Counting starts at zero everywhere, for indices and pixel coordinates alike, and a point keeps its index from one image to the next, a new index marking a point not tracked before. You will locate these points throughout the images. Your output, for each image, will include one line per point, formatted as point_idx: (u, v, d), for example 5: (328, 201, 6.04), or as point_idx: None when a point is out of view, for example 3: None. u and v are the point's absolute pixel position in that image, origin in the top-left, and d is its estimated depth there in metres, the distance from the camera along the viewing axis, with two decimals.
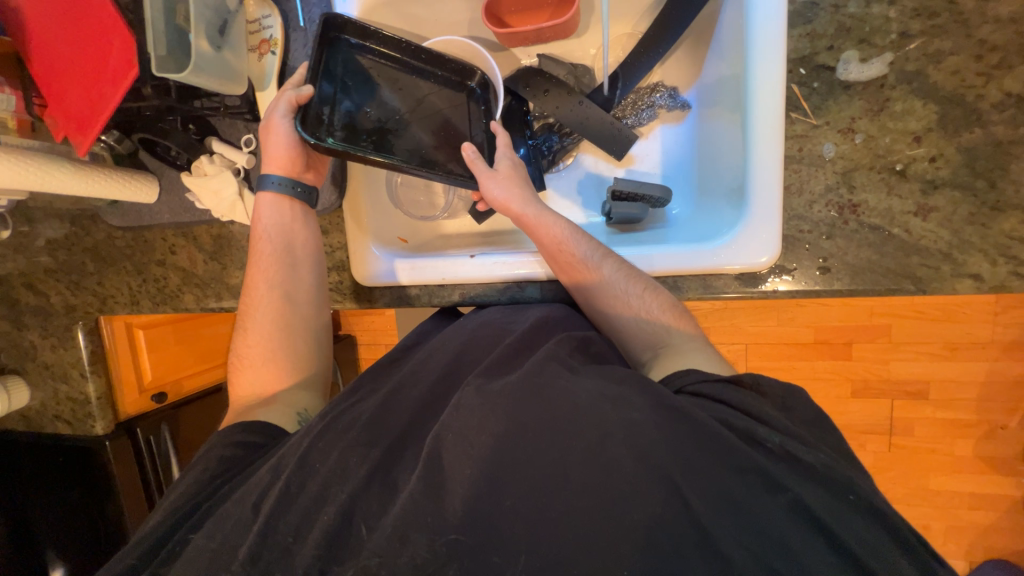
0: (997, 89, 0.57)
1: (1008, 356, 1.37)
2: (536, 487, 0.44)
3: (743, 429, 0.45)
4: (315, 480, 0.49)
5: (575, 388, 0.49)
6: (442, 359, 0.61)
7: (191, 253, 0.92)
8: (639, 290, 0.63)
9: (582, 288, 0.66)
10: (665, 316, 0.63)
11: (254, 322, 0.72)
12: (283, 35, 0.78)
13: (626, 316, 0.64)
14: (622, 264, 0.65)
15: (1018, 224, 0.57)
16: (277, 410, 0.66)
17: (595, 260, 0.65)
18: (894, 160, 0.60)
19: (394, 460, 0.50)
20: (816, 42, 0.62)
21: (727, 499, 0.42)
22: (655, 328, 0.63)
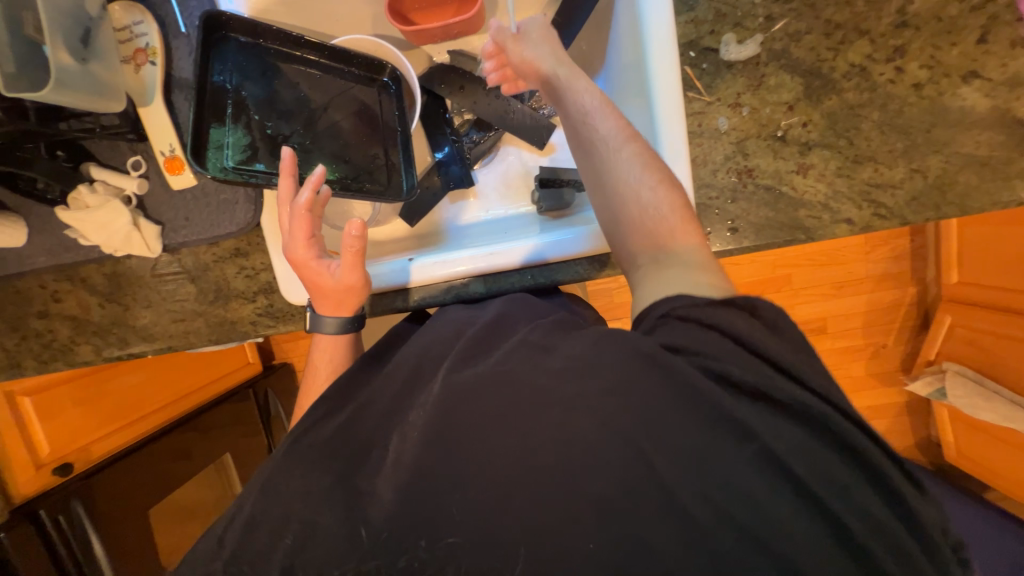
0: (845, 61, 0.67)
1: (882, 287, 1.64)
2: (502, 474, 0.42)
3: (721, 372, 0.42)
4: (283, 515, 0.46)
5: (541, 368, 0.46)
6: (404, 365, 0.57)
7: (81, 298, 0.80)
8: (654, 183, 0.54)
9: (595, 168, 0.57)
10: (680, 219, 0.54)
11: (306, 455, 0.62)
12: (163, 43, 0.71)
13: (634, 209, 0.54)
14: (646, 151, 0.56)
15: (873, 173, 0.68)
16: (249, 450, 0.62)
17: (614, 142, 0.56)
18: (775, 128, 0.68)
19: (358, 473, 0.47)
20: (699, 28, 0.69)
21: (694, 454, 0.40)
22: (662, 228, 0.53)
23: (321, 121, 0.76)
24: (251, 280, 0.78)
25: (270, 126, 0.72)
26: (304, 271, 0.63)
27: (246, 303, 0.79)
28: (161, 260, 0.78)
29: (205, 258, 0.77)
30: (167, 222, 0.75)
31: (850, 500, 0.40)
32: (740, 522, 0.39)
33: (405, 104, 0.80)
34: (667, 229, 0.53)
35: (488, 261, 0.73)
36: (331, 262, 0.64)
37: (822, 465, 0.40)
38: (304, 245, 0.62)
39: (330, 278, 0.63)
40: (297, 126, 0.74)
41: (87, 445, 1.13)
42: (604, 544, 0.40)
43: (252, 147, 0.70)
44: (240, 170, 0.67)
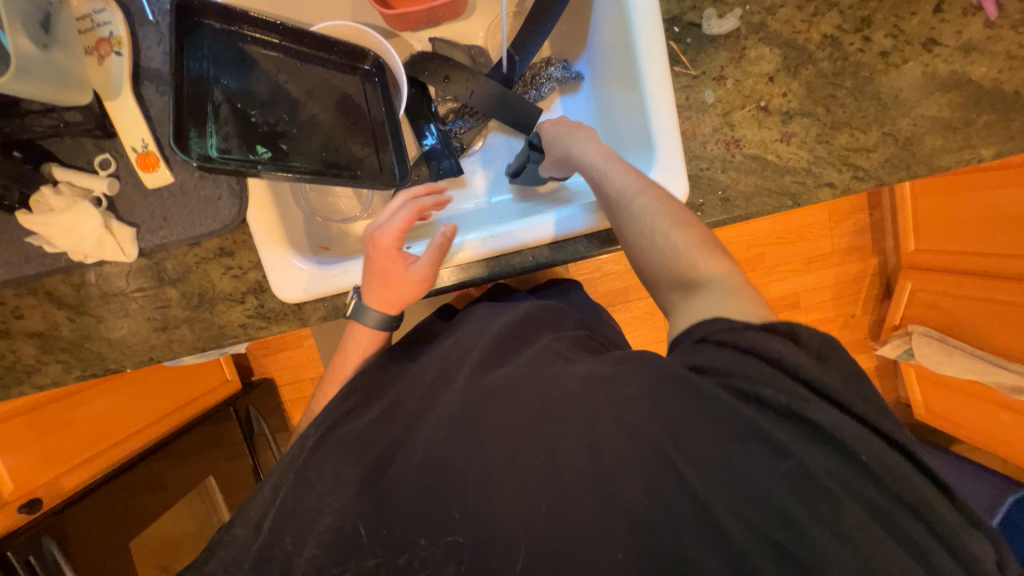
0: (818, 32, 0.70)
1: (848, 260, 1.76)
2: (528, 486, 0.44)
3: (752, 391, 0.44)
4: (314, 502, 0.49)
5: (577, 380, 0.49)
6: (432, 365, 0.59)
7: (47, 312, 0.74)
8: (666, 225, 0.59)
9: (614, 220, 0.63)
10: (703, 255, 0.58)
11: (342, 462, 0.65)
12: (128, 31, 0.66)
13: (652, 253, 0.60)
14: (657, 197, 0.61)
15: (850, 138, 0.72)
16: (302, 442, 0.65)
17: (627, 196, 0.62)
18: (759, 99, 0.71)
19: (388, 471, 0.49)
20: (681, 4, 0.70)
21: (722, 455, 0.42)
22: (687, 265, 0.57)
23: (305, 109, 0.75)
24: (239, 280, 0.74)
25: (255, 115, 0.70)
26: (382, 255, 0.67)
27: (234, 306, 0.75)
28: (137, 266, 0.72)
29: (187, 261, 0.73)
30: (142, 224, 0.70)
31: (861, 497, 0.41)
32: (782, 545, 0.40)
33: (389, 93, 0.80)
34: (698, 268, 0.57)
35: (488, 243, 0.74)
36: (412, 259, 0.68)
37: (848, 438, 0.42)
38: (395, 233, 0.67)
39: (403, 268, 0.67)
40: (284, 115, 0.72)
41: (55, 477, 1.04)
42: (630, 560, 0.41)
43: (241, 138, 0.68)
44: (227, 158, 0.65)
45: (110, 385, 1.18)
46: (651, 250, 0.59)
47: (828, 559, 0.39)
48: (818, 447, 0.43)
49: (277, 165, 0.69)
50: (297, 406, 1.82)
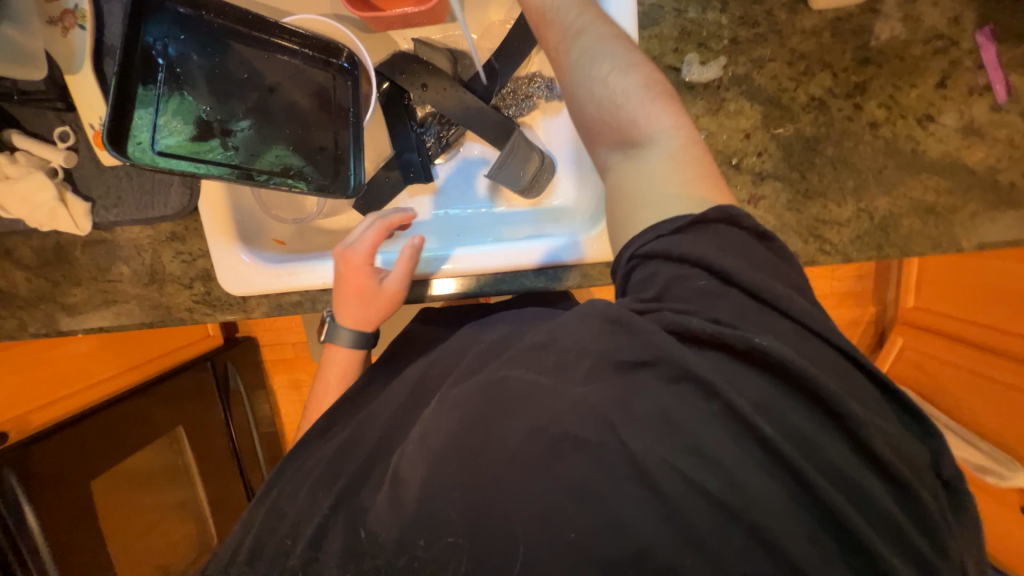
0: (806, 92, 0.66)
1: (843, 304, 1.72)
2: (485, 463, 0.43)
3: (681, 324, 0.41)
4: (298, 514, 0.54)
5: (521, 374, 0.45)
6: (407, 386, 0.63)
7: (8, 270, 0.76)
8: (611, 71, 0.52)
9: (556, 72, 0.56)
10: (649, 105, 0.50)
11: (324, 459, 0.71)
12: (93, 6, 0.66)
13: (590, 106, 0.53)
14: (607, 35, 0.55)
15: (822, 209, 0.68)
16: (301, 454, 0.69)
17: (571, 33, 0.55)
18: (731, 155, 0.67)
19: (362, 490, 0.52)
20: (664, 43, 0.66)
21: (663, 418, 0.40)
22: (628, 114, 0.50)
23: (269, 104, 0.71)
24: (188, 266, 0.75)
25: (206, 112, 0.66)
26: (361, 278, 0.68)
27: (183, 290, 0.76)
28: (92, 239, 0.74)
29: (140, 240, 0.74)
30: (97, 199, 0.71)
31: (824, 458, 0.39)
32: (736, 512, 0.38)
33: (359, 98, 0.78)
34: (637, 116, 0.50)
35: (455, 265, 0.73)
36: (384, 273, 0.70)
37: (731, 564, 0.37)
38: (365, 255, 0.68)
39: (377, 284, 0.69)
40: (238, 112, 0.68)
41: (25, 414, 1.11)
42: (586, 536, 0.40)
43: (187, 135, 0.64)
44: (175, 156, 0.63)
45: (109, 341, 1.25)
46: (587, 96, 0.52)
47: (792, 541, 0.37)
48: (781, 394, 0.40)
49: (229, 165, 0.66)
50: (278, 367, 1.88)
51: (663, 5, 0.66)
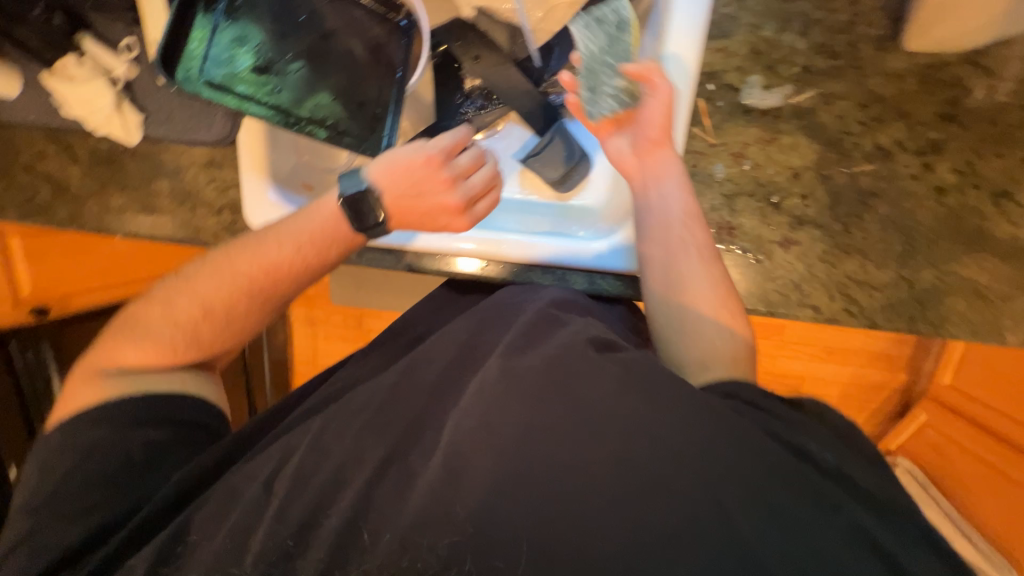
0: (872, 140, 0.60)
1: (872, 365, 1.60)
2: (562, 483, 0.40)
3: (800, 445, 0.43)
4: (334, 466, 0.47)
5: (602, 382, 0.44)
6: (456, 341, 0.57)
7: (64, 163, 0.81)
8: (717, 306, 0.58)
9: (669, 279, 0.60)
10: (724, 317, 0.58)
11: (171, 309, 0.63)
12: None
13: (684, 321, 0.59)
14: (719, 275, 0.60)
15: (857, 269, 0.63)
16: (171, 309, 0.63)
17: (694, 262, 0.59)
18: (772, 192, 0.63)
19: (413, 450, 0.46)
20: (728, 60, 0.62)
21: (766, 501, 0.38)
22: (711, 335, 0.57)
23: (321, 49, 0.71)
24: (221, 193, 0.79)
25: (258, 49, 0.67)
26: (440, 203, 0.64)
27: (211, 214, 0.80)
28: (139, 150, 0.79)
29: (183, 160, 0.78)
30: (149, 113, 0.75)
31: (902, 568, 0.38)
32: None
33: (410, 59, 0.78)
34: (712, 326, 0.58)
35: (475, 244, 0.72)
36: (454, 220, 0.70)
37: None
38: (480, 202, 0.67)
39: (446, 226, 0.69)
40: (287, 53, 0.68)
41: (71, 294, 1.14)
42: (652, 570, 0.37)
43: (234, 69, 0.65)
44: (221, 92, 0.64)
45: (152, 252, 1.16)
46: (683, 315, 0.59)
47: None
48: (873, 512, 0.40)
49: (271, 107, 0.67)
50: None
51: (738, 17, 0.62)
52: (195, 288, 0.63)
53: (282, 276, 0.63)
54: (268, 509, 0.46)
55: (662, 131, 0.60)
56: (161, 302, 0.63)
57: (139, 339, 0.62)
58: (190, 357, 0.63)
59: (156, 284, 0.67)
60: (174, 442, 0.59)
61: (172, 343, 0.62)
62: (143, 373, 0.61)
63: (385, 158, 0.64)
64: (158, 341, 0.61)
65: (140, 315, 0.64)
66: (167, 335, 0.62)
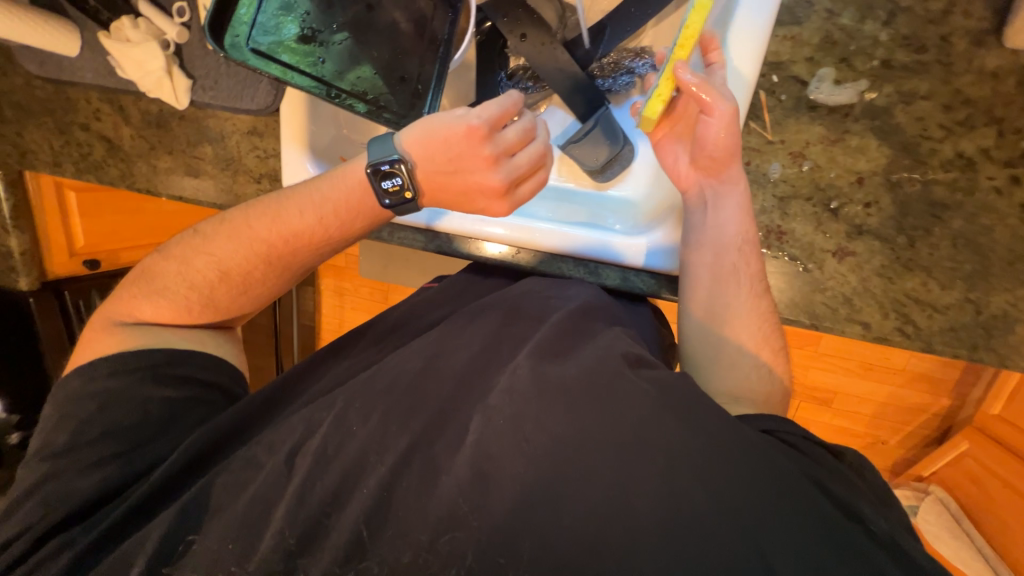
0: (953, 147, 0.55)
1: (914, 386, 1.51)
2: (592, 505, 0.38)
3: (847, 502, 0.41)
4: (357, 448, 0.47)
5: (640, 401, 0.43)
6: (484, 333, 0.57)
7: (117, 124, 0.84)
8: (758, 338, 0.57)
9: (714, 302, 0.58)
10: (766, 350, 0.57)
11: (191, 266, 0.64)
12: None
13: (721, 347, 0.58)
14: (767, 309, 0.58)
15: (919, 287, 0.58)
16: (190, 266, 0.65)
17: (745, 291, 0.57)
18: (832, 197, 0.58)
19: (437, 443, 0.45)
20: (798, 50, 0.57)
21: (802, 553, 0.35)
22: (743, 366, 0.57)
23: (367, 20, 0.69)
24: (261, 162, 0.80)
25: (305, 17, 0.66)
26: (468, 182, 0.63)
27: (251, 182, 0.81)
28: (187, 114, 0.80)
29: (227, 126, 0.80)
30: (198, 78, 0.76)
31: None
32: None
33: (456, 33, 0.75)
34: (754, 357, 0.56)
35: (508, 232, 0.70)
36: None
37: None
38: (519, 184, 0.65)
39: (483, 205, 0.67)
40: (334, 23, 0.67)
41: (117, 249, 1.21)
42: None
43: (282, 37, 0.65)
44: (266, 59, 0.64)
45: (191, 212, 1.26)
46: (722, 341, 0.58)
47: None
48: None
49: (315, 78, 0.67)
50: None
51: (813, 2, 0.56)
52: (211, 250, 0.64)
53: (295, 245, 0.63)
54: (289, 481, 0.47)
55: (732, 146, 0.55)
56: (179, 260, 0.65)
57: (155, 295, 0.64)
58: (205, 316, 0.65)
59: (178, 246, 0.69)
60: (191, 402, 0.62)
61: (188, 303, 0.64)
62: (162, 329, 0.64)
63: (417, 125, 0.60)
64: (176, 298, 0.64)
65: (162, 273, 0.66)
66: (183, 294, 0.64)
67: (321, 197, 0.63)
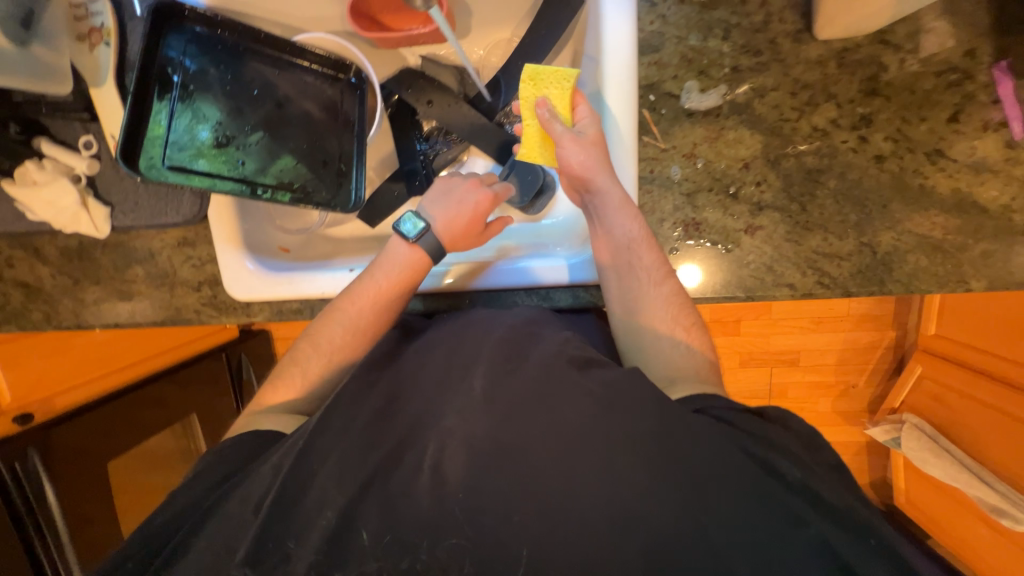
0: (808, 123, 0.65)
1: (861, 327, 1.65)
2: (545, 505, 0.43)
3: (767, 460, 0.43)
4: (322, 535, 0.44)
5: (574, 403, 0.47)
6: (436, 361, 0.57)
7: (34, 266, 0.81)
8: (678, 319, 0.61)
9: (625, 294, 0.63)
10: (679, 330, 0.60)
11: (306, 349, 0.67)
12: (117, 23, 0.69)
13: (650, 340, 0.61)
14: (677, 292, 0.62)
15: (822, 242, 0.66)
16: (306, 347, 0.67)
17: (648, 282, 0.62)
18: (729, 184, 0.66)
19: (393, 473, 0.46)
20: (663, 70, 0.66)
21: (734, 502, 0.41)
22: (673, 352, 0.59)
23: (278, 117, 0.73)
24: (197, 270, 0.79)
25: (217, 128, 0.68)
26: (480, 212, 0.70)
27: (191, 292, 0.80)
28: (110, 240, 0.79)
29: (155, 243, 0.79)
30: (115, 204, 0.76)
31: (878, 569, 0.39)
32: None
33: (365, 113, 0.80)
34: (671, 339, 0.60)
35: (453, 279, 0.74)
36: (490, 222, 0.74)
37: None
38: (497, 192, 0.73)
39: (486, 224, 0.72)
40: (247, 125, 0.70)
41: (53, 394, 1.13)
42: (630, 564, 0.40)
43: (195, 150, 0.67)
44: (180, 175, 0.65)
45: (127, 336, 1.26)
46: (651, 331, 0.61)
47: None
48: (846, 523, 0.41)
49: (237, 181, 0.69)
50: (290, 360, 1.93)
51: (664, 32, 0.66)
52: (323, 328, 0.67)
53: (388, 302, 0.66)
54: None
55: (597, 161, 0.61)
56: (296, 348, 0.68)
57: (280, 382, 0.65)
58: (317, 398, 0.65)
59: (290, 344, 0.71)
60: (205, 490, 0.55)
61: (305, 384, 0.64)
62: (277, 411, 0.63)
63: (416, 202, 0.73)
64: (291, 383, 0.64)
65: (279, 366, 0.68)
66: (299, 375, 0.65)
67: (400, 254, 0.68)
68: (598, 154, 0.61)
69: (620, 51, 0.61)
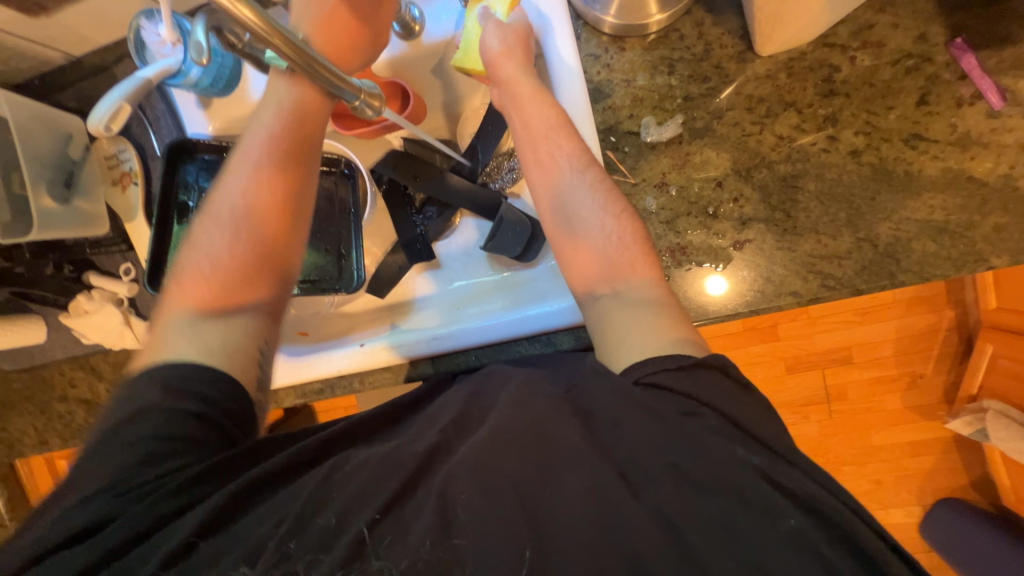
0: (772, 133, 0.65)
1: (913, 312, 1.52)
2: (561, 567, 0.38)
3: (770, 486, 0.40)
4: None
5: (567, 426, 0.44)
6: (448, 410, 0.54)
7: (92, 384, 0.90)
8: (612, 212, 0.59)
9: (554, 186, 0.62)
10: (610, 220, 0.59)
11: (205, 241, 0.61)
12: (142, 165, 0.81)
13: (586, 240, 0.59)
14: (603, 184, 0.62)
15: (816, 245, 0.64)
16: (203, 242, 0.61)
17: (574, 166, 0.62)
18: (706, 205, 0.67)
19: None
20: (619, 113, 0.70)
21: (751, 541, 0.38)
22: (617, 260, 0.58)
23: None
24: None
25: None
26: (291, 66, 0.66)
27: None
28: None
29: None
30: None
31: None
32: None
33: (360, 199, 0.84)
34: (602, 229, 0.59)
35: (448, 340, 0.76)
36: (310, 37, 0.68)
37: None
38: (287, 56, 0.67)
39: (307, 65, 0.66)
40: None
41: None
42: None
43: None
44: None
45: None
46: (585, 231, 0.59)
47: None
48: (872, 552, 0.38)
49: None
50: None
51: (612, 79, 0.70)
52: (219, 211, 0.62)
53: (282, 163, 0.63)
54: None
55: (516, 53, 0.66)
56: (191, 247, 0.61)
57: (185, 284, 0.59)
58: (239, 296, 0.59)
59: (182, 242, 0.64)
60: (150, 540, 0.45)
61: (216, 282, 0.59)
62: (188, 322, 0.56)
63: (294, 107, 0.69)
64: (195, 282, 0.59)
65: (174, 273, 0.61)
66: (203, 274, 0.59)
67: (271, 114, 0.64)
68: (517, 46, 0.66)
69: (571, 88, 0.67)
